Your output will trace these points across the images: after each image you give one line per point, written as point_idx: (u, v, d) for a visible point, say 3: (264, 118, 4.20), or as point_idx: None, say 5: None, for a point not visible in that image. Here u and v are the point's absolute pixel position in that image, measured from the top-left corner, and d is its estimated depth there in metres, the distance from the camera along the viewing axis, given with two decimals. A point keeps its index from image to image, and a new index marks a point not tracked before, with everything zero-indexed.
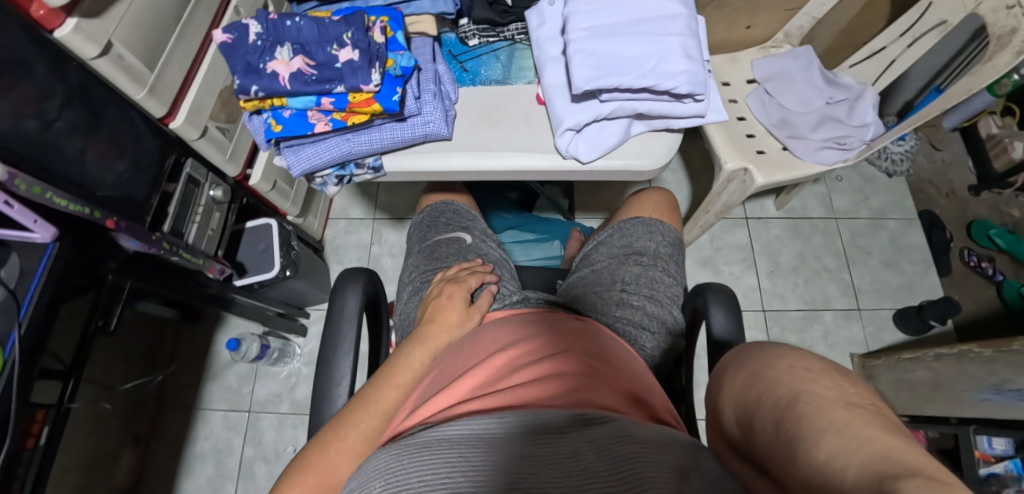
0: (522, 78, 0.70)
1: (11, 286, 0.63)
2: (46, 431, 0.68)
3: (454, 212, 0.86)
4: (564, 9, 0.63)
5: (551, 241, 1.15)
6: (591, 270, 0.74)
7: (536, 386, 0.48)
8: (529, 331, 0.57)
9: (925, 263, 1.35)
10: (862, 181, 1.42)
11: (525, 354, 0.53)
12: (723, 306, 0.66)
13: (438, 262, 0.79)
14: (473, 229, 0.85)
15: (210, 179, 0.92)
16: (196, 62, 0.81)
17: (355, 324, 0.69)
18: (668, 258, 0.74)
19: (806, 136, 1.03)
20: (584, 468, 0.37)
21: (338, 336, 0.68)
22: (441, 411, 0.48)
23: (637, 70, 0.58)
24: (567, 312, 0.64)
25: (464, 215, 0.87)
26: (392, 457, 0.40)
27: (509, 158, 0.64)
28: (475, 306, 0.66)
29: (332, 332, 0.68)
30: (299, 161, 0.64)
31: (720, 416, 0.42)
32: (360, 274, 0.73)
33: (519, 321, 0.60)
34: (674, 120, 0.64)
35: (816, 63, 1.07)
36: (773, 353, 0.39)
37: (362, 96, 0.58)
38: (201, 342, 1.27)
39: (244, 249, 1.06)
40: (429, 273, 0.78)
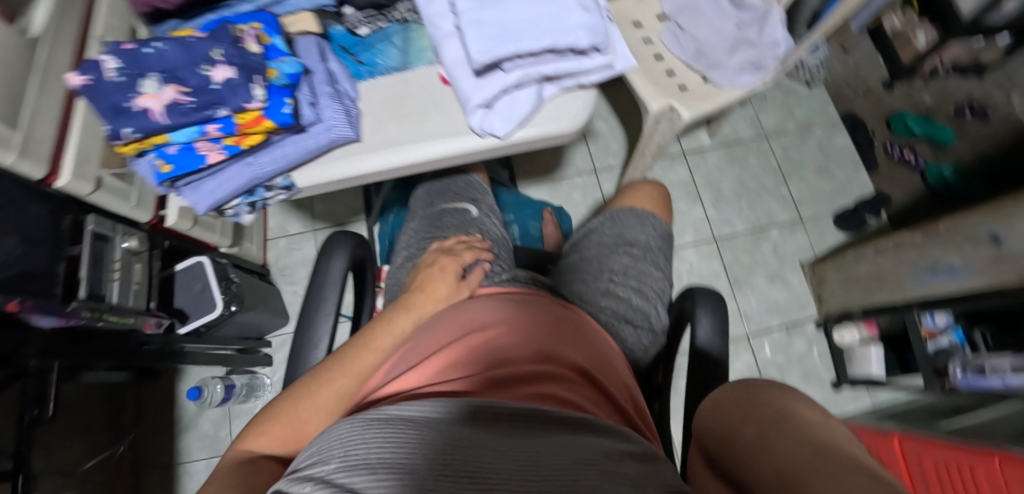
0: (423, 60, 0.66)
1: None
2: None
3: (465, 184, 0.80)
4: None
5: None
6: (581, 257, 0.73)
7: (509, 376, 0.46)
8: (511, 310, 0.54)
9: (854, 164, 1.41)
10: (786, 96, 1.45)
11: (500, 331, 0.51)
12: (710, 310, 0.63)
13: (440, 230, 0.71)
14: (483, 202, 0.77)
15: (120, 230, 0.85)
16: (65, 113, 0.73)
17: (340, 288, 0.64)
18: (658, 252, 0.73)
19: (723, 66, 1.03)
20: (544, 465, 0.35)
21: (322, 299, 0.63)
22: (411, 389, 0.45)
23: (532, 33, 0.56)
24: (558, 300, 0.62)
25: (474, 187, 0.79)
26: (355, 426, 0.37)
27: (427, 148, 0.61)
28: (466, 282, 0.60)
29: (317, 292, 0.64)
30: (201, 198, 0.59)
31: (701, 428, 0.42)
32: (349, 236, 0.67)
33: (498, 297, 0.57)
34: (584, 76, 0.62)
35: None
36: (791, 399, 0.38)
37: (249, 116, 0.54)
38: (162, 397, 1.21)
39: (181, 295, 0.99)
40: (428, 239, 0.72)
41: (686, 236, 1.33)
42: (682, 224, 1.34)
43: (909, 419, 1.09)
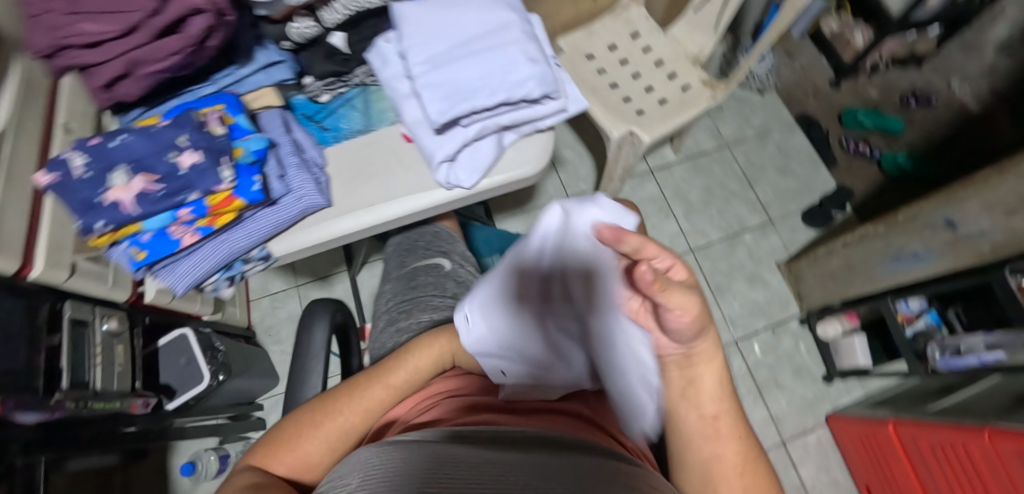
0: (385, 121, 0.69)
1: None
2: None
3: (434, 236, 0.84)
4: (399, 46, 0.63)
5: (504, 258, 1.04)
6: None
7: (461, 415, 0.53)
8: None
9: (814, 161, 1.47)
10: (740, 104, 1.51)
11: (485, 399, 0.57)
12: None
13: (417, 291, 0.75)
14: (453, 253, 0.82)
15: (99, 313, 0.84)
16: (46, 114, 0.69)
17: (324, 356, 0.68)
18: None
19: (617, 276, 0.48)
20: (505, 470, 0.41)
21: (307, 371, 0.67)
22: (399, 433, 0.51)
23: (487, 88, 0.59)
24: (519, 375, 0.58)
25: (444, 237, 0.85)
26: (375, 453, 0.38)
27: (396, 205, 0.64)
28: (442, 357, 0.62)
29: (302, 367, 0.67)
30: (179, 279, 0.60)
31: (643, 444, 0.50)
32: (329, 303, 0.70)
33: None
34: (540, 121, 0.66)
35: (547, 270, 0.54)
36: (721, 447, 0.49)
37: (220, 196, 0.55)
38: (155, 477, 1.16)
39: (166, 370, 0.97)
40: (406, 301, 0.74)
41: None
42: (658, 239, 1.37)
43: (893, 405, 1.12)
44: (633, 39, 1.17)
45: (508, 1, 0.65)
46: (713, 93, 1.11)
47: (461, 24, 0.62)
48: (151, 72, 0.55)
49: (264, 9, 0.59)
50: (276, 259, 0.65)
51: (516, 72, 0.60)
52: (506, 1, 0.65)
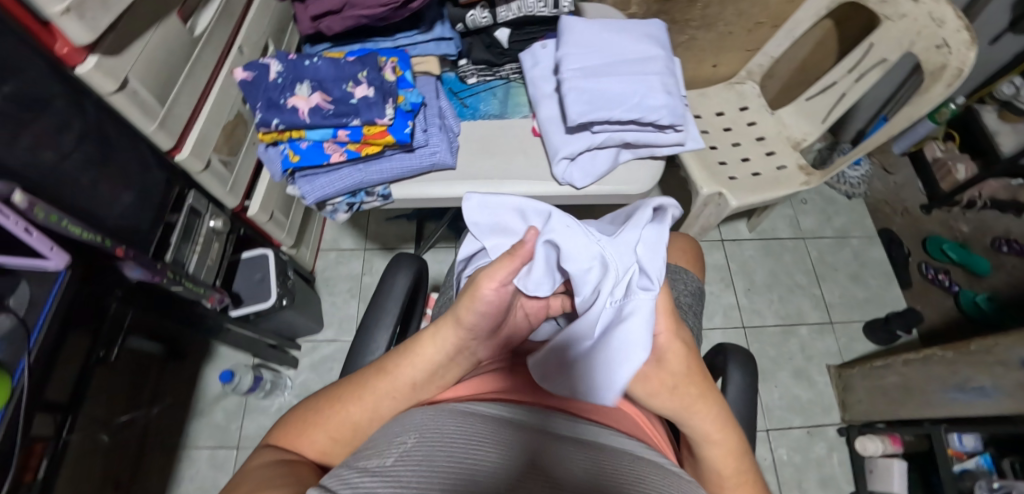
0: (519, 113, 0.77)
1: (20, 315, 0.64)
2: (45, 463, 0.68)
3: None
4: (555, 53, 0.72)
5: None
6: None
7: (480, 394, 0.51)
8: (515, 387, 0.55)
9: (888, 277, 1.44)
10: (825, 203, 1.52)
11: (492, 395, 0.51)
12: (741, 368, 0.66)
13: None
14: None
15: (212, 210, 0.94)
16: (228, 40, 0.90)
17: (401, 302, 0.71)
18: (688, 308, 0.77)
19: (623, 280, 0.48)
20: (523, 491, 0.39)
21: (380, 311, 0.70)
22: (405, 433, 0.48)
23: (625, 104, 0.66)
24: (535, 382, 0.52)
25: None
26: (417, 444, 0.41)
27: (510, 185, 0.70)
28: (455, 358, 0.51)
29: (376, 308, 0.71)
30: (313, 190, 0.67)
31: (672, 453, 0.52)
32: (414, 258, 0.75)
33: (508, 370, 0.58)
34: (658, 148, 0.72)
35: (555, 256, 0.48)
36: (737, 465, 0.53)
37: (376, 129, 0.63)
38: (187, 380, 1.23)
39: (240, 280, 1.06)
40: None
41: (715, 318, 1.36)
42: (713, 306, 1.38)
43: None
44: (740, 112, 1.22)
45: (659, 39, 0.72)
46: (808, 179, 1.12)
47: (614, 47, 0.70)
48: (353, 15, 0.65)
49: None
50: (393, 200, 0.71)
51: (654, 98, 0.67)
52: (657, 39, 0.72)
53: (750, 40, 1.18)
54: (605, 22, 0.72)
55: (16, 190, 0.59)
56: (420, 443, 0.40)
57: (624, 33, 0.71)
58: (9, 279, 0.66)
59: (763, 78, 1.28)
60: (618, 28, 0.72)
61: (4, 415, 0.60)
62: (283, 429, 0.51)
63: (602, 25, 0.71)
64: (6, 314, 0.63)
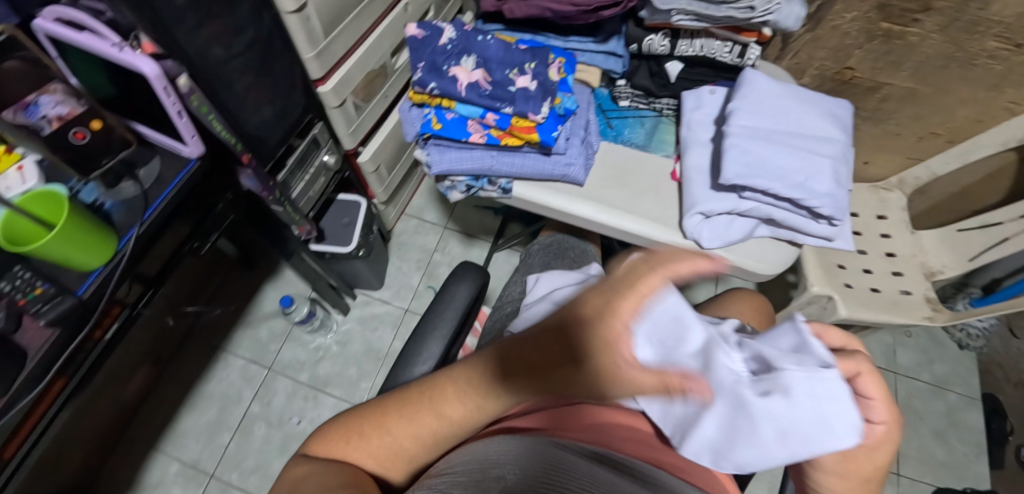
0: (661, 150, 0.73)
1: (145, 187, 0.67)
2: (115, 327, 0.70)
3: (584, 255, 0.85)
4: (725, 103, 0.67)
5: None
6: None
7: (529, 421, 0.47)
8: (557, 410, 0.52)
9: (979, 449, 1.25)
10: (931, 344, 1.36)
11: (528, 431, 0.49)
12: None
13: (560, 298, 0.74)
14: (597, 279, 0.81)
15: (330, 145, 0.97)
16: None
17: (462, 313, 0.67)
18: None
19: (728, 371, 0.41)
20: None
21: (438, 320, 0.66)
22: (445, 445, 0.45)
23: (787, 180, 0.61)
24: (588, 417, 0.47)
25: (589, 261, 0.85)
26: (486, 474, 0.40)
27: (631, 221, 0.68)
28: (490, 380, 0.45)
29: (433, 315, 0.66)
30: (441, 161, 0.66)
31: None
32: (482, 271, 0.71)
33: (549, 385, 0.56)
34: (801, 235, 0.66)
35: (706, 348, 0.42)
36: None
37: (524, 123, 0.62)
38: (248, 290, 1.28)
39: (329, 218, 1.09)
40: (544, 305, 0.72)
41: None
42: None
43: None
44: (877, 220, 1.12)
45: (842, 122, 0.66)
46: (932, 315, 1.01)
47: (791, 116, 0.65)
48: (541, 5, 0.64)
49: (643, 12, 0.66)
50: (509, 198, 0.69)
51: (819, 184, 0.61)
52: (840, 121, 0.66)
53: (916, 148, 1.07)
54: (788, 87, 0.66)
55: (183, 74, 0.61)
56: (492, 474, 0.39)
57: (805, 105, 0.66)
58: (148, 151, 0.70)
59: (914, 192, 1.17)
60: (799, 98, 0.66)
61: (99, 273, 0.63)
62: (325, 442, 0.49)
63: (784, 89, 0.66)
64: (134, 182, 0.67)
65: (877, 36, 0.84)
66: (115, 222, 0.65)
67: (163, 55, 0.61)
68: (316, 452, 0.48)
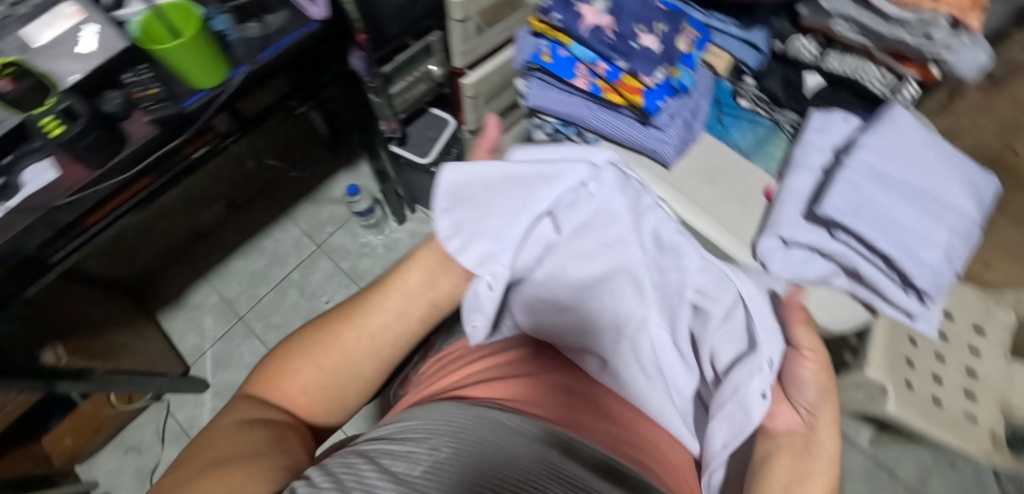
0: (763, 161, 0.68)
1: (266, 32, 0.70)
2: (203, 150, 0.77)
3: None
4: (855, 133, 0.61)
5: None
6: None
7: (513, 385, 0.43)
8: (530, 383, 0.45)
9: None
10: (973, 483, 1.22)
11: (503, 399, 0.41)
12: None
13: None
14: None
15: (438, 56, 0.98)
16: None
17: None
18: None
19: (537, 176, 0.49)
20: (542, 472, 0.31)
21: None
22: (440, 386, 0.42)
23: (892, 236, 0.55)
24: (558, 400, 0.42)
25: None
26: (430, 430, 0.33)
27: (704, 221, 0.63)
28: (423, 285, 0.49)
29: None
30: (537, 96, 0.65)
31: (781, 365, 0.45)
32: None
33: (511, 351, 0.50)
34: (881, 302, 0.60)
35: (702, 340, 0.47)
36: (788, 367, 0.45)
37: (633, 83, 0.60)
38: (324, 169, 1.34)
39: (415, 127, 1.12)
40: None
41: None
42: None
43: None
44: (972, 331, 1.00)
45: (979, 197, 0.58)
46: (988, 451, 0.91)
47: (924, 171, 0.58)
48: None
49: (802, 9, 0.61)
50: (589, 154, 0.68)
51: (926, 250, 0.55)
52: (979, 196, 0.58)
53: None
54: (936, 139, 0.59)
55: None
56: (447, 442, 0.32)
57: (945, 163, 0.58)
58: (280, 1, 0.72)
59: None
60: (942, 153, 0.59)
61: (204, 94, 0.68)
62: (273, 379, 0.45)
63: (927, 137, 0.59)
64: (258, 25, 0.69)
65: None
66: (233, 54, 0.70)
67: None
68: (261, 395, 0.45)
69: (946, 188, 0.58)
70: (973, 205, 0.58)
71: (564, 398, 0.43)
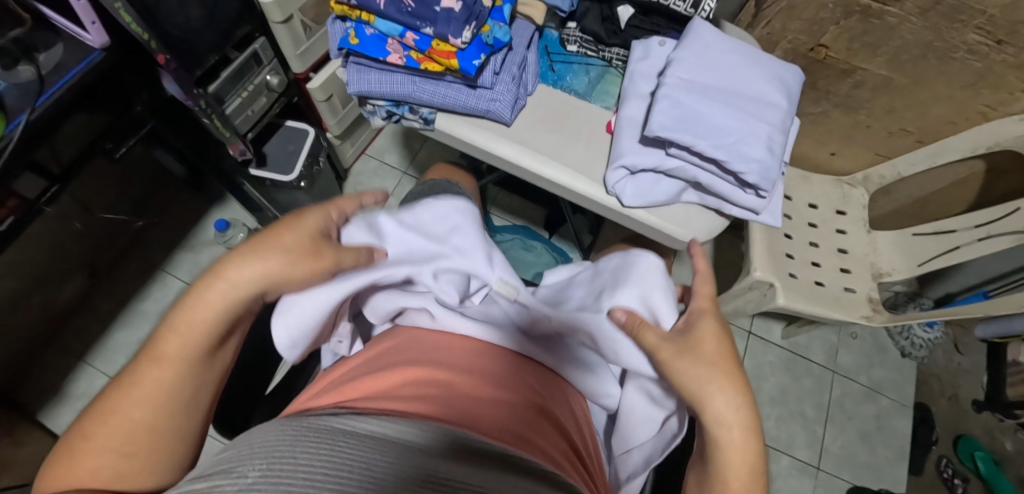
0: (601, 101, 0.71)
1: (42, 73, 0.62)
2: (10, 220, 0.69)
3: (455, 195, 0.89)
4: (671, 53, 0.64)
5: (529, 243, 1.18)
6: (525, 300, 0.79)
7: (400, 398, 0.43)
8: (397, 384, 0.46)
9: (900, 454, 1.27)
10: (874, 348, 1.36)
11: (385, 407, 0.41)
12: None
13: None
14: None
15: (273, 64, 0.92)
16: None
17: None
18: None
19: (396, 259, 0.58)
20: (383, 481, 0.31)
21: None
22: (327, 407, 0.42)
23: (716, 140, 0.58)
24: (442, 408, 0.43)
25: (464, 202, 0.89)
26: (281, 443, 0.33)
27: (554, 169, 0.66)
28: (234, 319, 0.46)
29: None
30: (358, 81, 0.64)
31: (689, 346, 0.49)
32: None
33: (397, 354, 0.52)
34: (728, 204, 0.64)
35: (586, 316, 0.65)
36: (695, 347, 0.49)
37: (445, 47, 0.59)
38: (193, 211, 1.24)
39: (273, 143, 1.06)
40: None
41: None
42: None
43: None
44: (836, 215, 1.10)
45: (789, 89, 0.63)
46: (870, 315, 1.00)
47: (736, 74, 0.61)
48: None
49: None
50: (432, 127, 0.69)
51: (750, 146, 0.59)
52: (789, 89, 0.63)
53: (885, 144, 1.05)
54: (741, 44, 0.63)
55: None
56: (287, 459, 0.31)
57: (754, 63, 0.62)
58: (50, 35, 0.64)
59: (876, 191, 1.14)
60: (749, 54, 0.63)
61: None
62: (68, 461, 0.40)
63: (734, 42, 0.62)
64: (29, 66, 0.61)
65: (855, 12, 0.79)
66: (4, 105, 0.60)
67: None
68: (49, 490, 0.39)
69: (758, 86, 0.62)
70: (785, 97, 0.62)
71: (427, 391, 0.45)
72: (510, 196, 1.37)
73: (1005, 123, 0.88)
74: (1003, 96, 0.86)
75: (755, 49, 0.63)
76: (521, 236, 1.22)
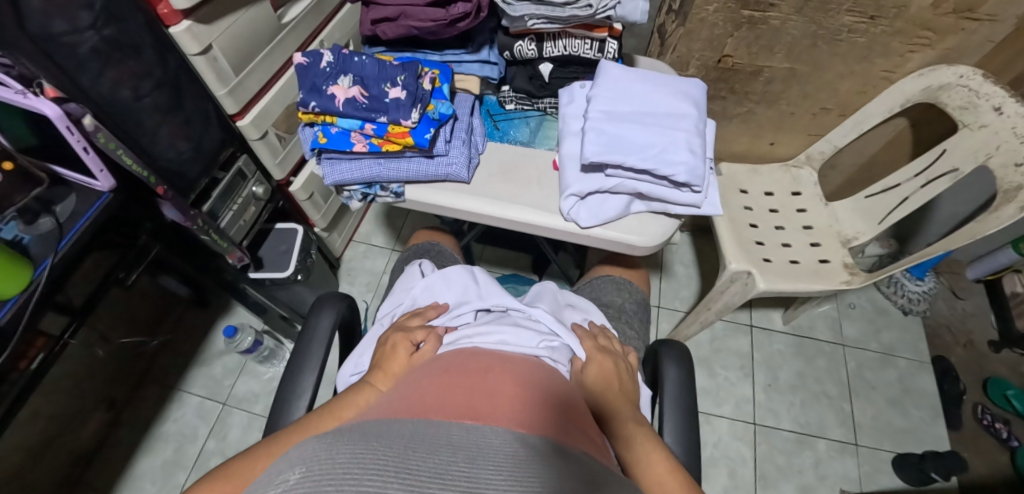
0: (545, 144, 0.82)
1: (60, 220, 0.72)
2: (40, 357, 0.74)
3: (437, 253, 0.97)
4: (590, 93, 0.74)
5: (519, 286, 1.23)
6: None
7: (431, 399, 0.49)
8: (433, 386, 0.52)
9: (934, 412, 1.26)
10: (876, 313, 1.39)
11: (418, 408, 0.47)
12: (677, 362, 0.69)
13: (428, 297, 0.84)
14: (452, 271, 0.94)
15: (257, 176, 1.03)
16: (314, 31, 1.00)
17: (325, 344, 0.73)
18: (631, 313, 0.86)
19: (425, 318, 0.73)
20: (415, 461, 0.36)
21: (305, 355, 0.72)
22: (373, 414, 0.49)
23: (642, 153, 0.67)
24: (471, 402, 0.48)
25: (446, 257, 0.97)
26: (325, 442, 0.38)
27: (515, 210, 0.74)
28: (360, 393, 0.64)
29: (301, 349, 0.72)
30: (333, 172, 0.74)
31: (612, 391, 0.64)
32: (339, 299, 0.78)
33: (427, 372, 0.57)
34: (673, 206, 0.72)
35: (561, 312, 0.77)
36: (618, 399, 0.63)
37: (399, 129, 0.69)
38: (201, 328, 1.30)
39: (266, 247, 1.14)
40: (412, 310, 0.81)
41: (725, 407, 1.26)
42: (724, 394, 1.28)
43: None
44: (792, 196, 1.17)
45: (695, 98, 0.73)
46: (850, 279, 1.05)
47: (647, 98, 0.71)
48: (406, 24, 0.71)
49: (505, 22, 0.74)
50: (404, 199, 0.77)
51: (674, 154, 0.67)
52: (695, 100, 0.73)
53: (814, 125, 1.15)
54: (647, 73, 0.73)
55: (87, 114, 0.67)
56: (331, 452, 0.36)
57: (661, 86, 0.72)
58: (64, 188, 0.74)
59: (823, 167, 1.23)
60: (657, 81, 0.73)
61: (14, 302, 0.67)
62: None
63: (641, 73, 0.73)
64: (48, 217, 0.71)
65: (743, 23, 0.91)
66: (30, 254, 0.69)
67: (66, 98, 0.65)
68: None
69: (669, 105, 0.71)
70: (694, 108, 0.72)
71: (450, 396, 0.50)
72: (494, 249, 1.46)
73: (907, 81, 0.99)
74: (896, 60, 0.97)
75: (661, 76, 0.74)
76: (512, 283, 1.28)
